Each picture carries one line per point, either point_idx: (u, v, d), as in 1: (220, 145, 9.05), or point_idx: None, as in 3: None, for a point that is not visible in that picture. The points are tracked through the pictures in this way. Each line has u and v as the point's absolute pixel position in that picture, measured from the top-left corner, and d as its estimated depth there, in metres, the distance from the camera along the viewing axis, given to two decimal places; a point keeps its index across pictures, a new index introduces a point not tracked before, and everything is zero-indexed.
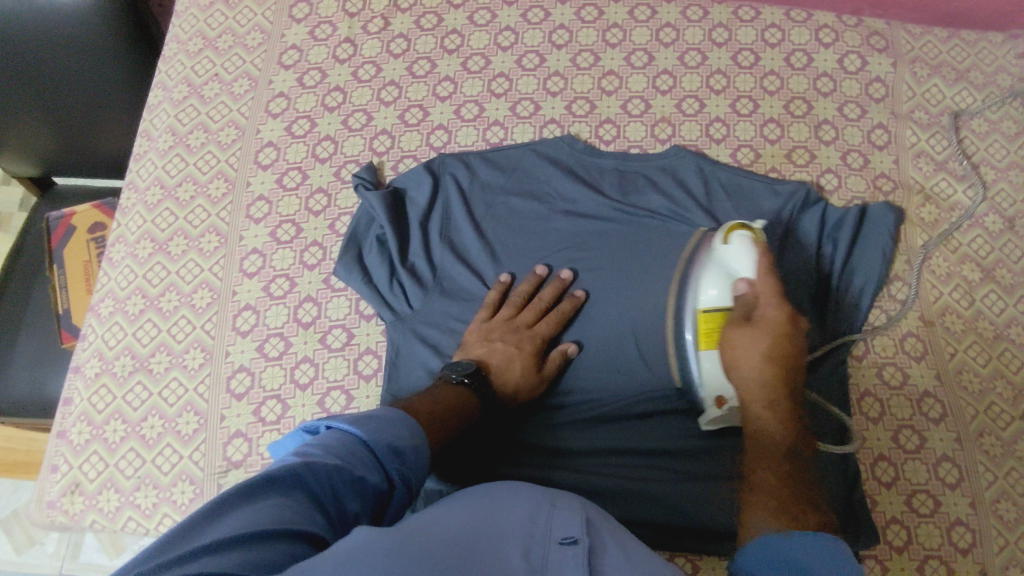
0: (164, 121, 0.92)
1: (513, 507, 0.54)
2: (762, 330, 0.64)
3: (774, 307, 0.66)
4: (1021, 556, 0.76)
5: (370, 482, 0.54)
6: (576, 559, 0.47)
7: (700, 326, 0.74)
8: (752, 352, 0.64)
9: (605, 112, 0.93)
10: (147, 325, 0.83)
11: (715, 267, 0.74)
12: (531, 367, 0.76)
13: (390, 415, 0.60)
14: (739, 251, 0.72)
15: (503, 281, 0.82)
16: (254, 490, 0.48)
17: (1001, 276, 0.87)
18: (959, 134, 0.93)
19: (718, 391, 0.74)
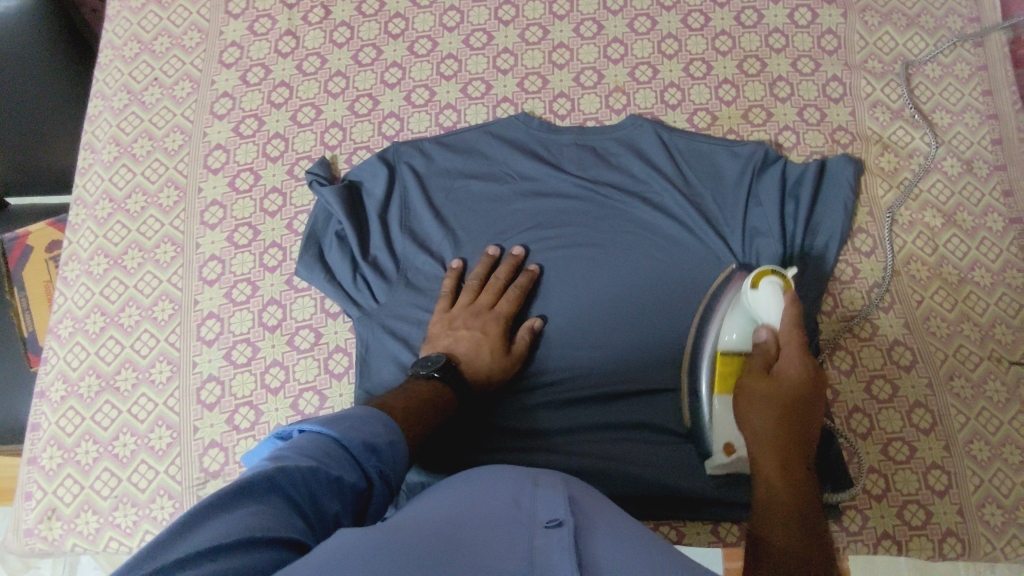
0: (107, 131, 0.89)
1: (495, 492, 0.53)
2: (782, 384, 0.65)
3: (796, 362, 0.65)
4: (996, 493, 0.78)
5: (348, 482, 0.53)
6: (563, 541, 0.46)
7: (718, 369, 0.74)
8: (770, 408, 0.64)
9: (558, 86, 0.92)
10: (109, 342, 0.81)
11: (739, 312, 0.74)
12: (500, 348, 0.76)
13: (362, 415, 0.59)
14: (766, 299, 0.71)
15: (456, 268, 0.81)
16: (230, 499, 0.45)
17: (962, 219, 0.87)
18: (912, 81, 0.92)
19: (728, 437, 0.73)
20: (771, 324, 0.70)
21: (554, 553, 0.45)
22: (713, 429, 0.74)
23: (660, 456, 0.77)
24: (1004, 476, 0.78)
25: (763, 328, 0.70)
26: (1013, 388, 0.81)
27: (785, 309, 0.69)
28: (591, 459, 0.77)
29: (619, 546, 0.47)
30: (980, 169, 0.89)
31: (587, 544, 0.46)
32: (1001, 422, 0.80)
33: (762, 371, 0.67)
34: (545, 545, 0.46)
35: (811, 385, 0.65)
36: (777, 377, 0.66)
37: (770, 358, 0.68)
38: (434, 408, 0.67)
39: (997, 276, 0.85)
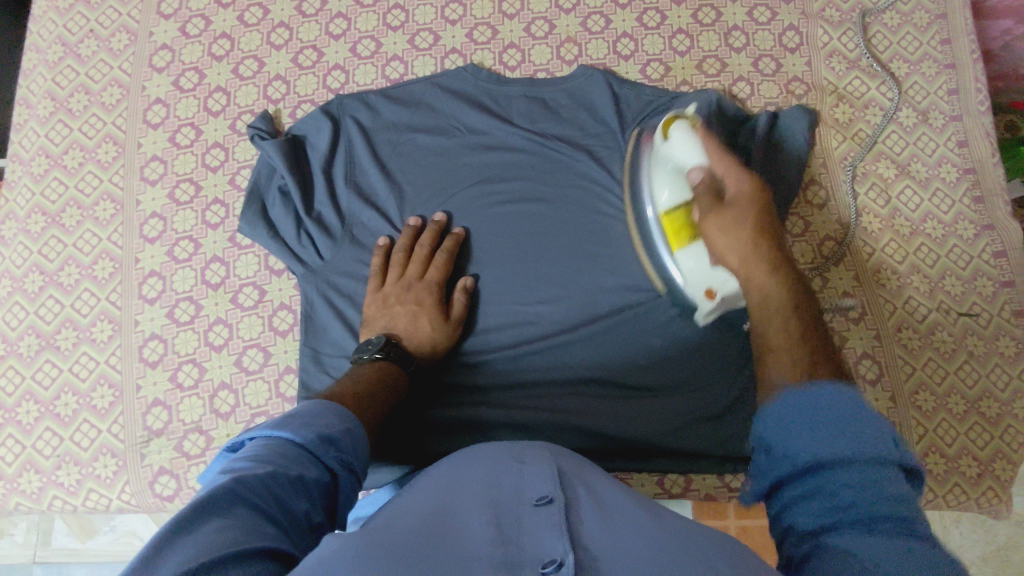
0: (41, 85, 0.87)
1: (481, 469, 0.54)
2: (739, 204, 0.62)
3: (742, 181, 0.64)
4: (939, 442, 0.78)
5: (310, 478, 0.53)
6: (551, 518, 0.47)
7: (667, 227, 0.70)
8: (732, 229, 0.60)
9: (508, 36, 0.89)
10: (49, 302, 0.80)
11: (661, 169, 0.71)
12: (439, 317, 0.75)
13: (315, 409, 0.59)
14: (681, 141, 0.69)
15: (382, 245, 0.79)
16: (195, 520, 0.44)
17: (916, 170, 0.86)
18: (869, 31, 0.91)
19: (707, 283, 0.68)
20: (699, 160, 0.67)
21: (543, 530, 0.46)
22: (687, 279, 0.70)
23: (609, 409, 0.76)
24: (948, 425, 0.79)
25: (694, 170, 0.66)
26: (960, 338, 0.81)
27: (706, 145, 0.67)
28: (539, 412, 0.76)
29: (607, 519, 0.48)
30: (935, 119, 0.88)
31: (576, 519, 0.48)
32: (947, 372, 0.80)
33: (711, 201, 0.63)
34: (534, 522, 0.47)
35: (761, 195, 0.63)
36: (731, 203, 0.62)
37: (714, 185, 0.64)
38: (379, 386, 0.68)
39: (949, 227, 0.84)
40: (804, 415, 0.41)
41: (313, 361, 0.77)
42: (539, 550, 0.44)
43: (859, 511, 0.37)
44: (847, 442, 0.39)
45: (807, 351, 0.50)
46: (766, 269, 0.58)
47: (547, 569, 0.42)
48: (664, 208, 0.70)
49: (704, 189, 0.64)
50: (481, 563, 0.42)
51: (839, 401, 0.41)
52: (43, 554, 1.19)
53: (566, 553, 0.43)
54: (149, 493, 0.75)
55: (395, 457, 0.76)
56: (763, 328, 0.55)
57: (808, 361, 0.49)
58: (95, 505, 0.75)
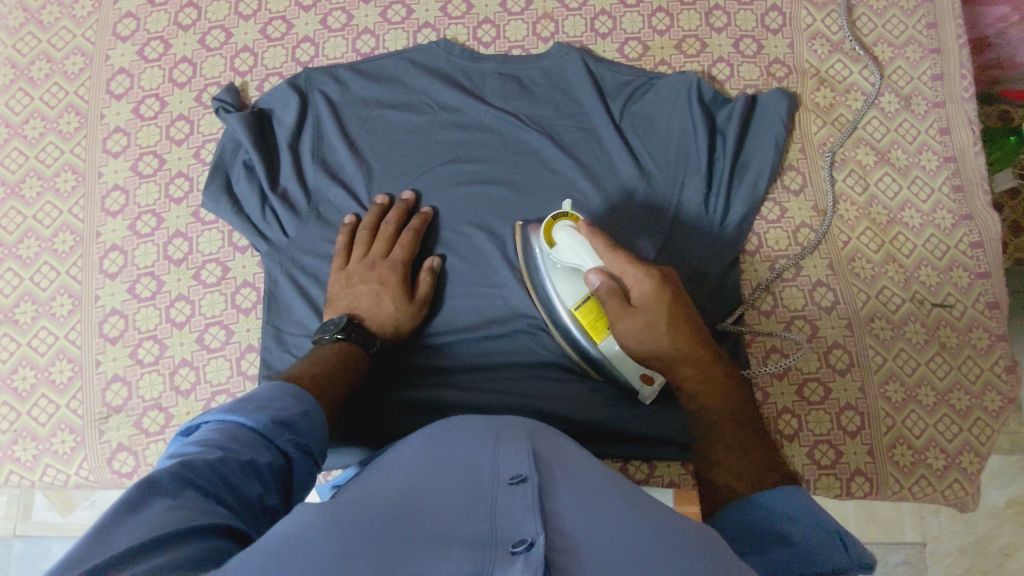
0: (2, 52, 0.86)
1: (461, 452, 0.53)
2: (644, 313, 0.61)
3: (640, 280, 0.61)
4: (907, 434, 0.78)
5: (263, 463, 0.51)
6: (525, 499, 0.45)
7: (586, 322, 0.67)
8: (650, 336, 0.61)
9: (483, 11, 0.87)
10: (8, 274, 0.80)
11: (560, 271, 0.68)
12: (402, 297, 0.74)
13: (271, 392, 0.58)
14: (567, 245, 0.66)
15: (348, 223, 0.78)
16: (140, 502, 0.42)
17: (896, 157, 0.85)
18: (854, 13, 0.88)
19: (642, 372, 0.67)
20: (594, 262, 0.64)
21: (517, 512, 0.44)
22: (623, 371, 0.68)
23: (573, 392, 0.75)
24: (917, 417, 0.78)
25: (591, 273, 0.63)
26: (933, 330, 0.80)
27: (597, 245, 0.64)
28: (502, 394, 0.75)
29: (585, 506, 0.46)
30: (918, 105, 0.86)
31: (550, 503, 0.46)
32: (918, 363, 0.79)
33: (618, 308, 0.62)
34: (508, 505, 0.45)
35: (667, 292, 0.62)
36: (640, 306, 0.61)
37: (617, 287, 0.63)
38: (338, 366, 0.66)
39: (927, 217, 0.83)
40: (767, 519, 0.51)
41: (275, 339, 0.76)
42: (512, 531, 0.42)
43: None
44: (805, 533, 0.49)
45: (752, 467, 0.57)
46: (697, 384, 0.61)
47: (517, 549, 0.39)
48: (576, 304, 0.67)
49: (607, 295, 0.62)
50: (454, 546, 0.40)
51: (789, 501, 0.52)
52: (23, 527, 1.19)
53: (538, 535, 0.41)
54: (107, 470, 0.74)
55: (360, 438, 0.75)
56: (715, 451, 0.60)
57: (752, 476, 0.56)
58: (52, 480, 0.75)
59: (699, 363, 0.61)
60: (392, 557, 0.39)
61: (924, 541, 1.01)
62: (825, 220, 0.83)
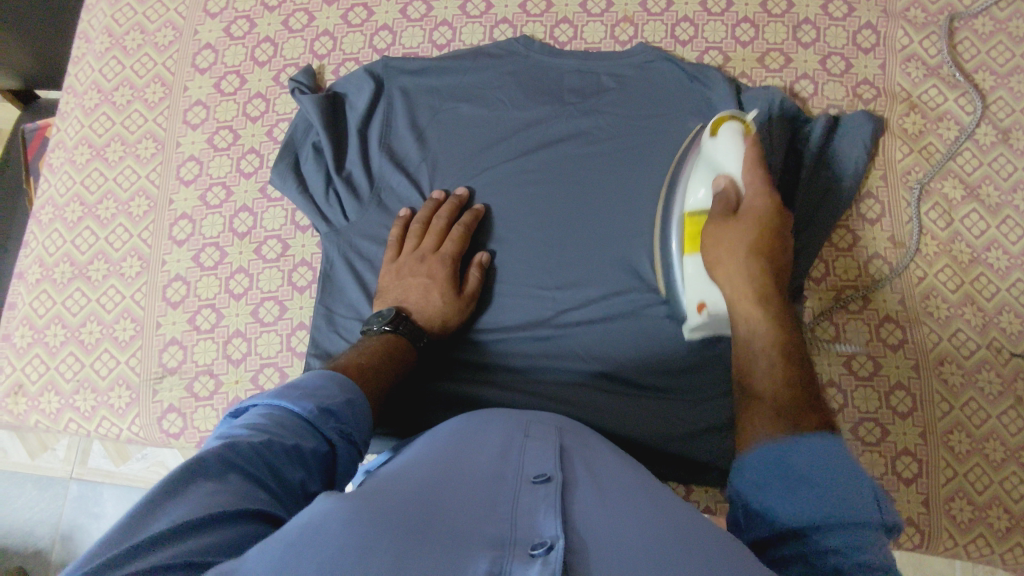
0: (101, 21, 0.90)
1: (484, 445, 0.53)
2: (744, 223, 0.62)
3: (759, 196, 0.62)
4: (968, 488, 0.73)
5: (306, 449, 0.52)
6: (547, 498, 0.45)
7: (687, 230, 0.69)
8: (736, 246, 0.61)
9: (562, 11, 0.86)
10: (85, 233, 0.84)
11: (704, 163, 0.68)
12: (451, 291, 0.74)
13: (318, 380, 0.59)
14: (724, 144, 0.65)
15: (403, 216, 0.78)
16: (186, 481, 0.44)
17: (987, 193, 0.79)
18: (956, 36, 0.83)
19: (702, 297, 0.67)
20: (734, 168, 0.65)
21: (539, 511, 0.44)
22: (687, 285, 0.69)
23: (614, 404, 0.74)
24: (981, 471, 0.73)
25: (722, 175, 0.65)
26: (1009, 381, 0.74)
27: (745, 153, 0.64)
28: (539, 397, 0.74)
29: (609, 507, 0.46)
30: (1017, 140, 0.80)
31: (572, 502, 0.46)
32: (988, 416, 0.74)
33: (722, 213, 0.63)
34: (531, 503, 0.45)
35: (777, 219, 0.62)
36: (741, 215, 0.62)
37: (733, 198, 0.64)
38: (384, 358, 0.67)
39: (1015, 260, 0.77)
40: (789, 475, 0.47)
41: (326, 319, 0.77)
42: (532, 531, 0.41)
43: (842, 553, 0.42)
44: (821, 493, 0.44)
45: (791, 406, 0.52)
46: (757, 301, 0.59)
47: (536, 551, 0.39)
48: (691, 208, 0.69)
49: (721, 199, 0.64)
50: (474, 543, 0.40)
51: (820, 454, 0.46)
52: (80, 471, 1.26)
53: (558, 537, 0.40)
54: (157, 428, 0.78)
55: (396, 427, 0.75)
56: (755, 365, 0.57)
57: (789, 418, 0.51)
58: (106, 432, 0.78)
59: (771, 292, 0.59)
60: (411, 543, 0.39)
61: None
62: (908, 253, 0.78)
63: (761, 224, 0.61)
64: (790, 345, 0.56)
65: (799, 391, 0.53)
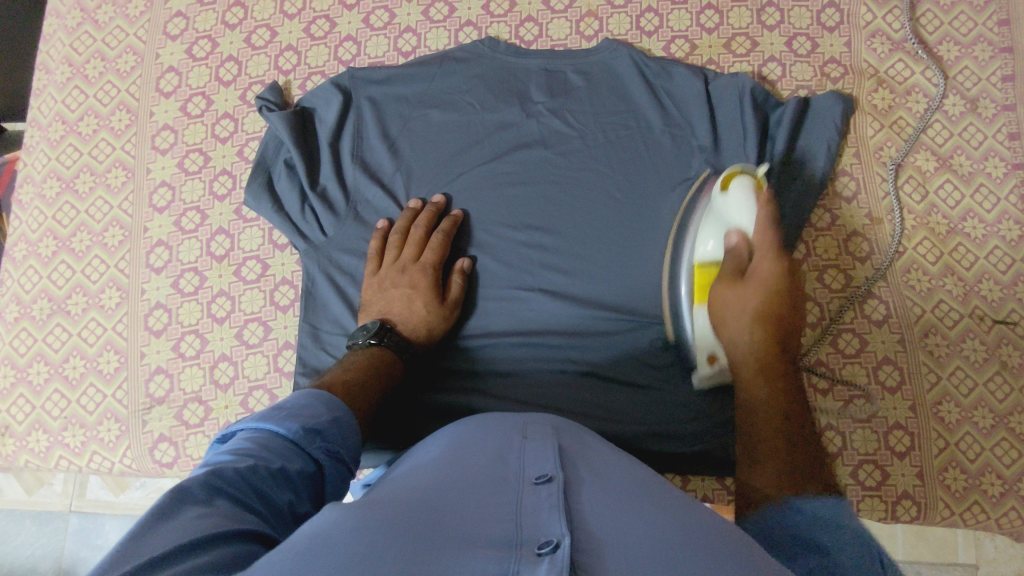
0: (60, 50, 0.89)
1: (481, 451, 0.53)
2: (754, 284, 0.66)
3: (766, 260, 0.66)
4: (961, 458, 0.73)
5: (293, 471, 0.52)
6: (551, 498, 0.45)
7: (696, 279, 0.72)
8: (741, 310, 0.66)
9: (526, 9, 0.86)
10: (61, 267, 0.82)
11: (711, 218, 0.71)
12: (434, 300, 0.74)
13: (302, 401, 0.58)
14: (737, 201, 0.68)
15: (381, 228, 0.78)
16: (173, 509, 0.43)
17: (959, 164, 0.80)
18: (918, 9, 0.84)
19: (711, 347, 0.70)
20: (749, 221, 0.68)
21: (543, 510, 0.44)
22: (696, 341, 0.72)
23: (605, 403, 0.74)
24: (972, 440, 0.74)
25: (734, 231, 0.69)
26: (994, 347, 0.75)
27: (757, 208, 0.67)
28: (530, 403, 0.75)
29: (612, 503, 0.46)
30: (985, 109, 0.80)
31: (575, 501, 0.45)
32: (975, 384, 0.75)
33: (731, 274, 0.68)
34: (534, 503, 0.45)
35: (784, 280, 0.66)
36: (750, 277, 0.67)
37: (741, 258, 0.68)
38: (371, 374, 0.67)
39: (991, 227, 0.78)
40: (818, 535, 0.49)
41: (311, 337, 0.77)
42: (538, 530, 0.41)
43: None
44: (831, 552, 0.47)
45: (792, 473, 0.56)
46: (756, 372, 0.64)
47: (543, 550, 0.39)
48: (701, 257, 0.72)
49: (732, 258, 0.68)
50: (480, 546, 0.40)
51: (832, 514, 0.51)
52: (79, 503, 1.25)
53: (564, 535, 0.40)
54: (149, 459, 0.77)
55: (389, 441, 0.75)
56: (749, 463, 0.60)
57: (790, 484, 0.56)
58: (98, 466, 0.78)
59: (771, 364, 0.64)
60: (417, 550, 0.39)
61: (977, 564, 0.96)
62: (897, 227, 0.79)
63: (770, 285, 0.65)
64: (792, 415, 0.61)
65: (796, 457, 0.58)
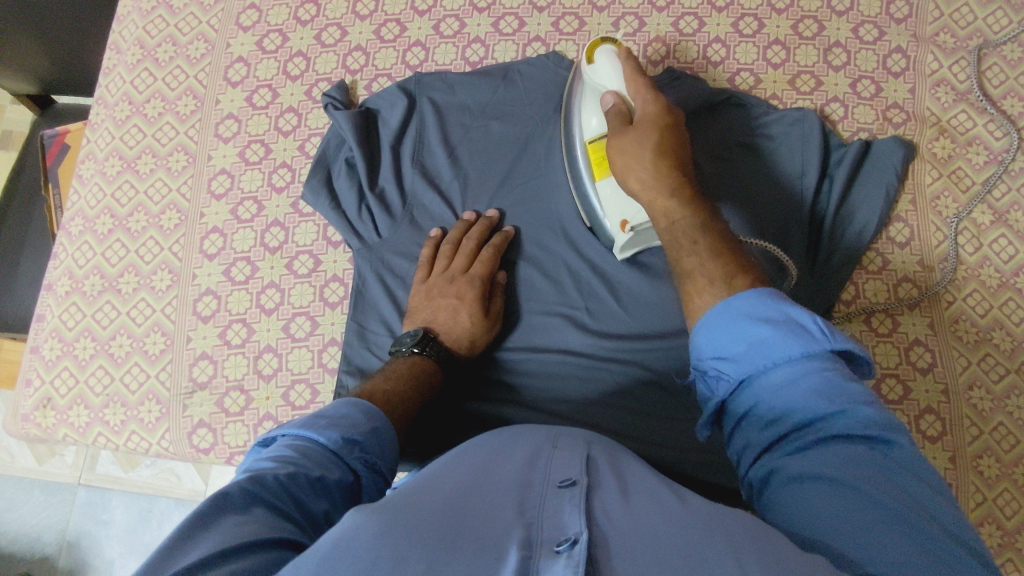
0: (133, 32, 0.90)
1: (513, 456, 0.52)
2: (645, 123, 0.63)
3: (650, 103, 0.65)
4: (998, 513, 0.73)
5: (332, 480, 0.52)
6: (573, 498, 0.44)
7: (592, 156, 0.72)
8: (641, 151, 0.62)
9: (595, 29, 0.87)
10: (116, 245, 0.83)
11: (588, 94, 0.73)
12: (479, 313, 0.74)
13: (342, 410, 0.58)
14: (604, 66, 0.71)
15: (433, 237, 0.79)
16: (212, 516, 0.44)
17: (1015, 219, 0.80)
18: (985, 63, 0.84)
19: (622, 215, 0.70)
20: (617, 86, 0.69)
21: (564, 512, 0.42)
22: (608, 207, 0.72)
23: (644, 425, 0.73)
24: (1010, 496, 0.73)
25: (609, 93, 0.68)
26: None
27: (623, 71, 0.69)
28: (571, 419, 0.74)
29: (631, 507, 0.44)
30: None
31: (597, 503, 0.44)
32: (1016, 441, 0.75)
33: (620, 124, 0.65)
34: (556, 505, 0.43)
35: (672, 122, 0.64)
36: (637, 121, 0.64)
37: (626, 108, 0.67)
38: (410, 383, 0.67)
39: None
40: (731, 330, 0.48)
41: (357, 335, 0.77)
42: (557, 530, 0.40)
43: (798, 411, 0.43)
44: (774, 349, 0.45)
45: (720, 268, 0.53)
46: (672, 193, 0.59)
47: (560, 547, 0.38)
48: (590, 137, 0.72)
49: (615, 112, 0.66)
50: (500, 545, 0.39)
51: (754, 305, 0.48)
52: (88, 477, 1.25)
53: (581, 532, 0.39)
54: (187, 444, 0.77)
55: (423, 449, 0.74)
56: (679, 246, 0.57)
57: (724, 274, 0.52)
58: (135, 446, 0.78)
59: (687, 181, 0.60)
60: (440, 551, 0.38)
61: None
62: (966, 277, 0.79)
63: (656, 123, 0.63)
64: (708, 218, 0.58)
65: (724, 255, 0.54)
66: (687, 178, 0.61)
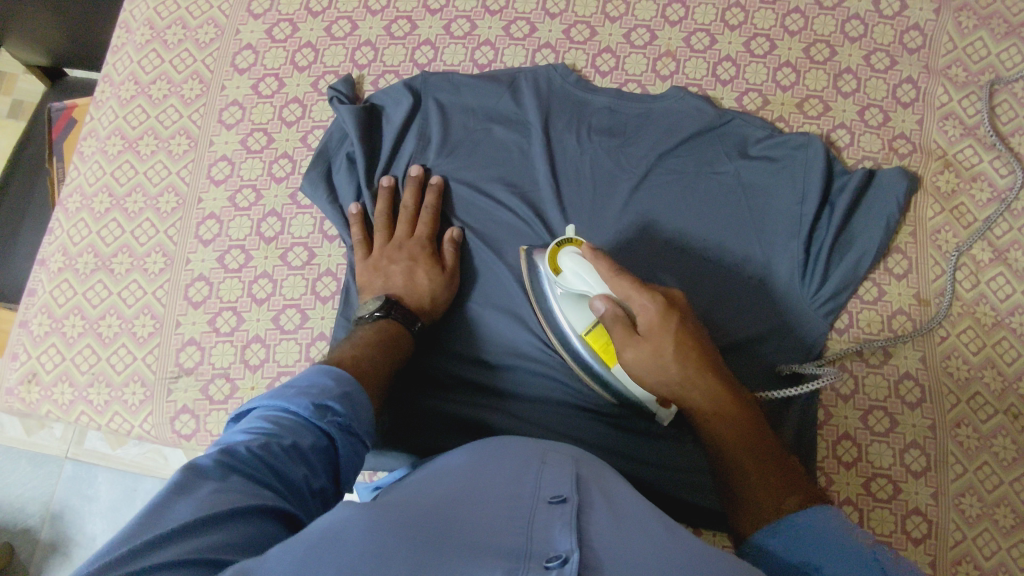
0: (143, 12, 0.90)
1: (502, 467, 0.51)
2: (652, 339, 0.62)
3: (646, 305, 0.63)
4: (976, 553, 0.72)
5: (306, 445, 0.51)
6: (564, 516, 0.43)
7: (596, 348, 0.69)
8: (663, 366, 0.62)
9: (606, 40, 0.86)
10: (112, 224, 0.83)
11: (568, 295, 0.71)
12: (433, 268, 0.76)
13: (314, 375, 0.57)
14: (575, 269, 0.68)
15: (356, 212, 0.79)
16: (188, 486, 0.43)
17: (1014, 258, 0.79)
18: (995, 99, 0.83)
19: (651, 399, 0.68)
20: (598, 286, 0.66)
21: (555, 529, 0.42)
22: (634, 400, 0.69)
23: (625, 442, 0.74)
24: (990, 537, 0.72)
25: (599, 300, 0.65)
26: None
27: (597, 269, 0.66)
28: (554, 432, 0.74)
29: (621, 529, 0.44)
30: None
31: (587, 523, 0.44)
32: (999, 482, 0.74)
33: (626, 335, 0.63)
34: (546, 520, 0.43)
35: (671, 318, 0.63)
36: (645, 332, 0.63)
37: (621, 314, 0.64)
38: (380, 349, 0.67)
39: None
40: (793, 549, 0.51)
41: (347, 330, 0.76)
42: (547, 546, 0.40)
43: None
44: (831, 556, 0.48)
45: (780, 484, 0.57)
46: (709, 394, 0.61)
47: (551, 564, 0.38)
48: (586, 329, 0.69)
49: (615, 322, 0.64)
50: (487, 555, 0.39)
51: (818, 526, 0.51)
52: (76, 451, 1.25)
53: (572, 551, 0.39)
54: (169, 428, 0.77)
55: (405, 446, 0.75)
56: (732, 463, 0.59)
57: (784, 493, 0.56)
58: (118, 427, 0.78)
59: (715, 380, 0.62)
60: (427, 557, 0.38)
61: None
62: (961, 313, 0.78)
63: (662, 337, 0.62)
64: (747, 416, 0.61)
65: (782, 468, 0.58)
66: (713, 377, 0.62)
